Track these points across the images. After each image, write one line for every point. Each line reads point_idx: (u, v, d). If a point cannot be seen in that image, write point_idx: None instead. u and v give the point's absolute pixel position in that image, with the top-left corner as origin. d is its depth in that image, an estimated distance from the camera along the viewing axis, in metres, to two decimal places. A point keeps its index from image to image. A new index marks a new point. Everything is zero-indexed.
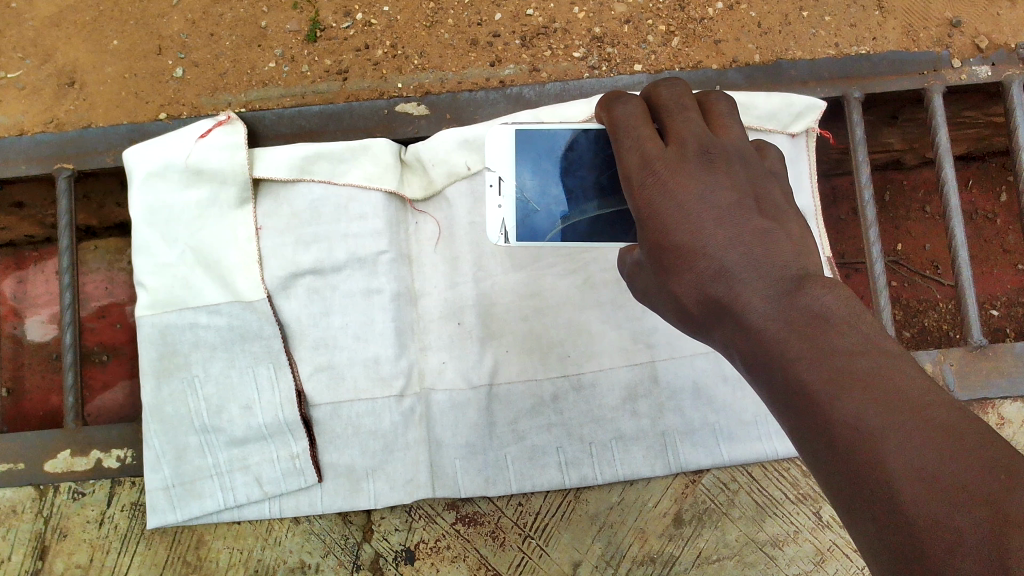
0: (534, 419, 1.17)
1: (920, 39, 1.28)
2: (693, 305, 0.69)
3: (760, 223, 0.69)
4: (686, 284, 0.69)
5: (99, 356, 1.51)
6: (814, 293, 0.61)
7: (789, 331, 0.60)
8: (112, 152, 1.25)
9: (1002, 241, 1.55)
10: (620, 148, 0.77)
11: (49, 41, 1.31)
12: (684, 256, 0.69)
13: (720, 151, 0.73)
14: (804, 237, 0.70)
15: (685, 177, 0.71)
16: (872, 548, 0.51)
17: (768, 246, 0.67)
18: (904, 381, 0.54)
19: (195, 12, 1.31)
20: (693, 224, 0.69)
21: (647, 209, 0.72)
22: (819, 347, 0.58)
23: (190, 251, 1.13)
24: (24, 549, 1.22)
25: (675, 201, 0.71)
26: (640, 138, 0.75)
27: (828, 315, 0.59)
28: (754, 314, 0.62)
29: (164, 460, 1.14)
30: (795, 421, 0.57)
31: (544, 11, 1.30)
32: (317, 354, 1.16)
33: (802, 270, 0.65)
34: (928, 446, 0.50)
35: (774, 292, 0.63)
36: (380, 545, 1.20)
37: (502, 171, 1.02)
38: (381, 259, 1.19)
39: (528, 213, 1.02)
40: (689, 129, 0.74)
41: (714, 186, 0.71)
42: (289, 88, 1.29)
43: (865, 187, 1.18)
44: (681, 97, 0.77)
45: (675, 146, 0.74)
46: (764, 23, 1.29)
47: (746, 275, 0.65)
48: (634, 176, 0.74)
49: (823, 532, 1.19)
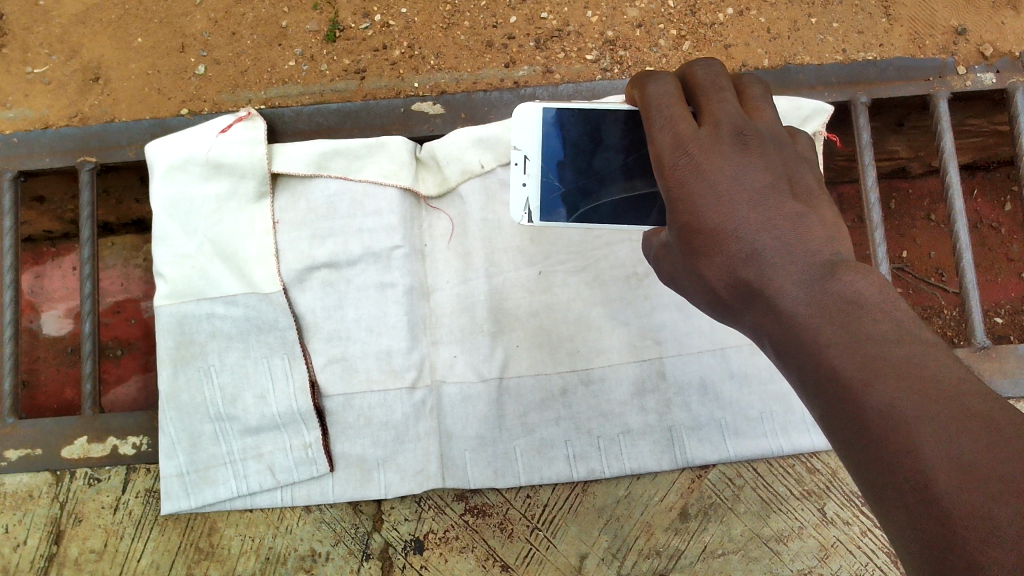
0: (544, 413, 1.19)
1: (926, 46, 1.31)
2: (723, 290, 0.71)
3: (793, 209, 0.71)
4: (718, 269, 0.71)
5: (113, 350, 1.54)
6: (846, 279, 0.63)
7: (823, 317, 0.62)
8: (134, 146, 1.27)
9: (1007, 250, 1.57)
10: (651, 127, 0.78)
11: (75, 38, 1.35)
12: (715, 241, 0.72)
13: (753, 135, 0.75)
14: (836, 224, 0.72)
15: (720, 161, 0.73)
16: (904, 537, 0.53)
17: (801, 232, 0.69)
18: (938, 369, 0.55)
19: (218, 12, 1.34)
20: (726, 210, 0.71)
21: (679, 191, 0.74)
22: (853, 333, 0.60)
23: (209, 243, 1.16)
24: (39, 534, 1.23)
25: (709, 184, 0.73)
26: (673, 116, 0.76)
27: (860, 301, 0.61)
28: (787, 299, 0.65)
29: (179, 447, 1.17)
30: (828, 407, 0.59)
31: (558, 15, 1.33)
32: (331, 346, 1.19)
33: (835, 256, 0.67)
34: (963, 436, 0.51)
35: (807, 278, 0.65)
36: (390, 535, 1.22)
37: (528, 150, 1.04)
38: (395, 253, 1.21)
39: (552, 194, 1.04)
40: (724, 110, 0.76)
41: (748, 171, 0.73)
42: (308, 86, 1.32)
43: (870, 190, 1.21)
44: (717, 77, 0.79)
45: (709, 128, 0.75)
46: (773, 29, 1.32)
47: (778, 260, 0.68)
48: (665, 157, 0.75)
49: (827, 527, 1.20)
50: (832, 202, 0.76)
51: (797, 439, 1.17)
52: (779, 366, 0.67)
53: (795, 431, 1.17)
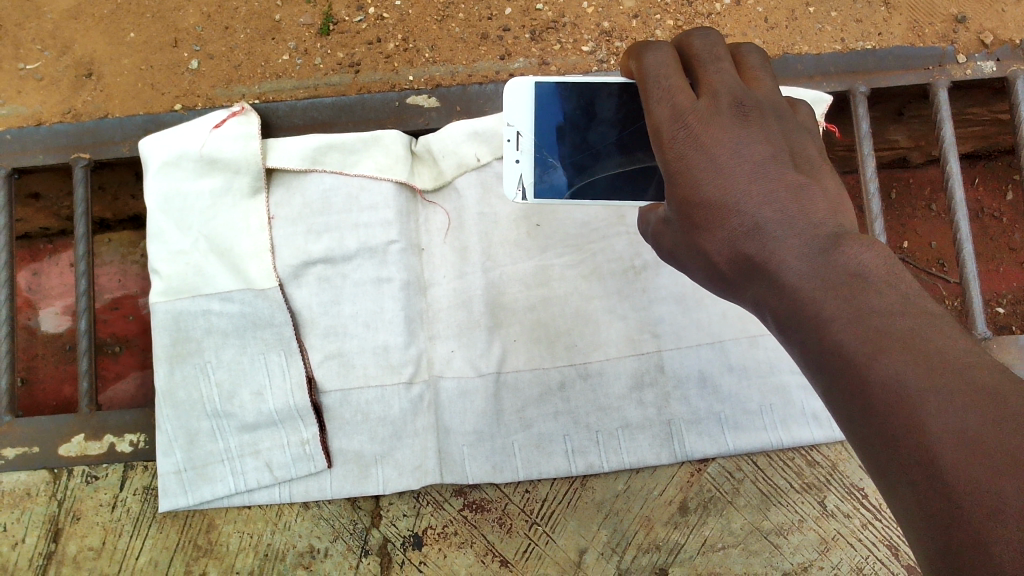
0: (542, 407, 1.18)
1: (926, 34, 1.29)
2: (725, 264, 0.71)
3: (794, 181, 0.70)
4: (718, 242, 0.71)
5: (111, 347, 1.54)
6: (850, 251, 0.63)
7: (825, 288, 0.61)
8: (127, 142, 1.27)
9: (1008, 239, 1.56)
10: (647, 99, 0.77)
11: (67, 33, 1.34)
12: (715, 214, 0.71)
13: (752, 107, 0.75)
14: (837, 196, 0.72)
15: (719, 132, 0.73)
16: (906, 510, 0.52)
17: (804, 204, 0.69)
18: (944, 342, 0.55)
19: (211, 6, 1.33)
20: (727, 182, 0.71)
21: (678, 163, 0.74)
22: (857, 306, 0.59)
23: (204, 239, 1.16)
24: (37, 532, 1.23)
25: (708, 157, 0.72)
26: (671, 87, 0.75)
27: (864, 273, 0.61)
28: (789, 273, 0.64)
29: (176, 444, 1.16)
30: (831, 380, 0.58)
31: (553, 6, 1.32)
32: (327, 342, 1.18)
33: (838, 229, 0.67)
34: (968, 408, 0.50)
35: (809, 251, 0.65)
36: (388, 531, 1.21)
37: (519, 126, 1.04)
38: (391, 248, 1.21)
39: (547, 169, 1.04)
40: (722, 82, 0.75)
41: (748, 142, 0.73)
42: (302, 80, 1.31)
43: (870, 180, 1.20)
44: (715, 46, 0.78)
45: (708, 99, 0.75)
46: (771, 18, 1.31)
47: (780, 233, 0.67)
48: (664, 129, 0.75)
49: (827, 521, 1.19)
50: (834, 174, 0.75)
51: (797, 432, 1.17)
52: (779, 340, 0.67)
53: (795, 424, 1.16)
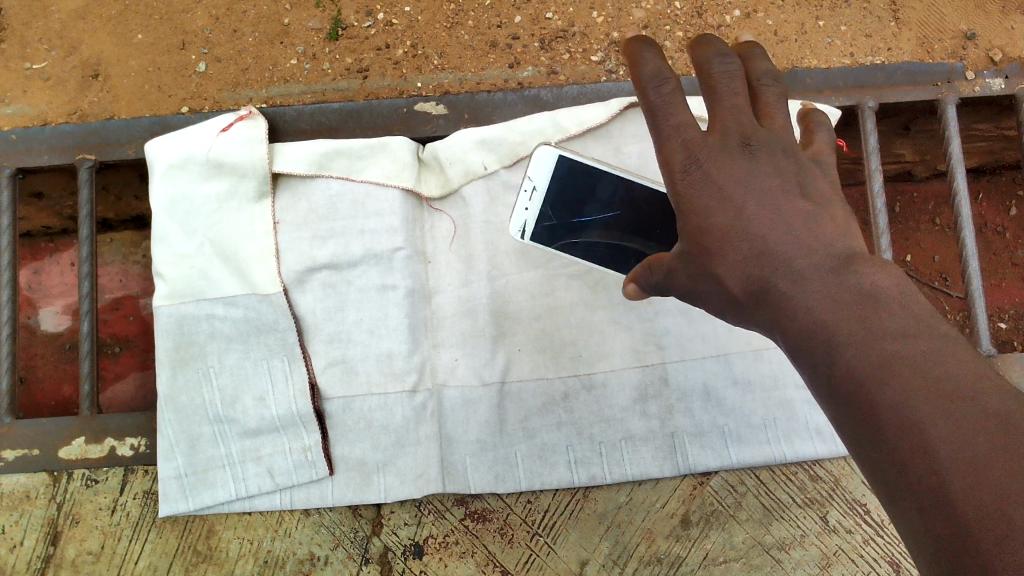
0: (545, 418, 1.18)
1: (934, 50, 1.29)
2: (736, 290, 0.70)
3: (805, 211, 0.70)
4: (730, 267, 0.70)
5: (111, 347, 1.53)
6: (861, 275, 0.62)
7: (837, 316, 0.61)
8: (133, 143, 1.27)
9: (1011, 254, 1.57)
10: (655, 134, 0.74)
11: (74, 33, 1.33)
12: (727, 239, 0.71)
13: (761, 137, 0.73)
14: (848, 222, 0.71)
15: (730, 166, 0.71)
16: (917, 540, 0.52)
17: (815, 230, 0.68)
18: (952, 364, 0.54)
19: (219, 8, 1.33)
20: (739, 211, 0.70)
21: (689, 193, 0.72)
22: (867, 331, 0.58)
23: (209, 243, 1.15)
24: (36, 535, 1.23)
25: (720, 186, 0.71)
26: (680, 123, 0.73)
27: (875, 296, 0.60)
28: (800, 300, 0.64)
29: (178, 449, 1.16)
30: (840, 404, 0.58)
31: (563, 15, 1.32)
32: (331, 349, 1.18)
33: (850, 253, 0.66)
34: (979, 437, 0.50)
35: (821, 276, 0.64)
36: (389, 539, 1.21)
37: (537, 180, 1.06)
38: (396, 255, 1.20)
39: (555, 239, 1.09)
40: (734, 116, 0.73)
41: (760, 173, 0.71)
42: (310, 85, 1.30)
43: (877, 196, 1.20)
44: (729, 78, 0.74)
45: (717, 132, 0.73)
46: (780, 32, 1.31)
47: (793, 259, 0.66)
48: (674, 162, 0.73)
49: (829, 536, 1.19)
50: (844, 202, 0.74)
51: (800, 446, 1.16)
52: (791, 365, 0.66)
53: (798, 439, 1.16)
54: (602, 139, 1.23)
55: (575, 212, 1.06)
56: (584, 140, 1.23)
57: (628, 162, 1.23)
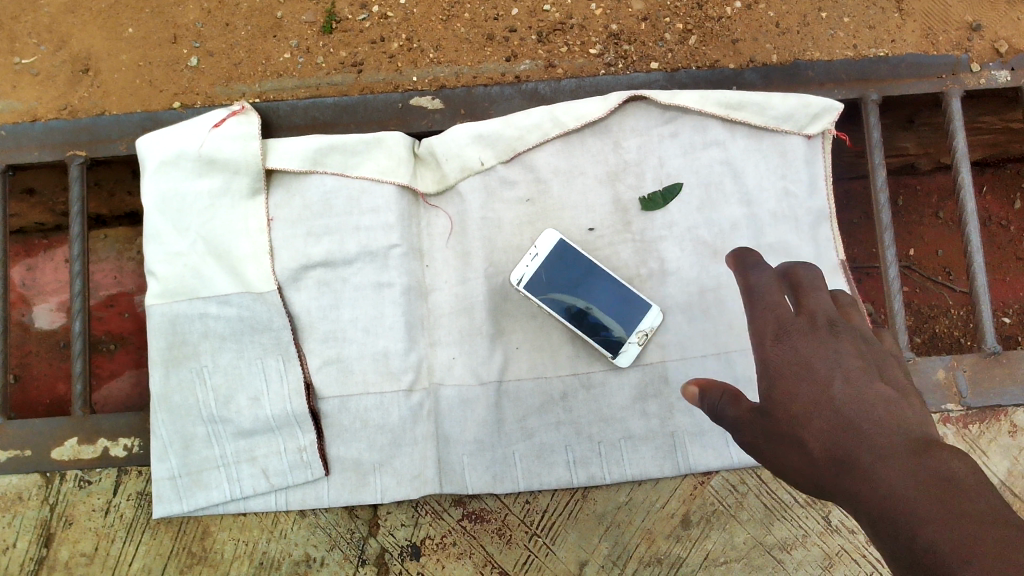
0: (543, 417, 1.16)
1: (939, 42, 1.27)
2: (809, 464, 0.66)
3: (889, 395, 0.68)
4: (807, 438, 0.67)
5: (107, 345, 1.51)
6: (945, 458, 0.60)
7: (917, 490, 0.59)
8: (125, 139, 1.26)
9: (1016, 248, 1.55)
10: (752, 314, 0.76)
11: (64, 27, 1.31)
12: (809, 413, 0.68)
13: (846, 327, 0.73)
14: (926, 414, 0.69)
15: (816, 343, 0.71)
16: None
17: (898, 417, 0.66)
18: None
19: (211, 2, 1.30)
20: (824, 381, 0.68)
21: (776, 370, 0.71)
22: (954, 511, 0.56)
23: (201, 241, 1.14)
24: (29, 536, 1.21)
25: (806, 361, 0.70)
26: (774, 302, 0.75)
27: (958, 481, 0.58)
28: (882, 477, 0.61)
29: (171, 450, 1.14)
30: None
31: (561, 7, 1.29)
32: (326, 348, 1.16)
33: (932, 441, 0.64)
34: None
35: (904, 455, 0.62)
36: (386, 540, 1.20)
37: (542, 244, 1.14)
38: (392, 252, 1.18)
39: (550, 291, 1.15)
40: (822, 306, 0.74)
41: (845, 353, 0.70)
42: (304, 79, 1.29)
43: (881, 191, 1.18)
44: (817, 278, 0.78)
45: (806, 314, 0.73)
46: (782, 23, 1.28)
47: (875, 438, 0.64)
48: (765, 335, 0.73)
49: (831, 537, 1.18)
50: (921, 399, 0.72)
51: None
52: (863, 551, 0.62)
53: None
54: (601, 134, 1.21)
55: (567, 261, 1.15)
56: (582, 135, 1.21)
57: (627, 157, 1.20)
